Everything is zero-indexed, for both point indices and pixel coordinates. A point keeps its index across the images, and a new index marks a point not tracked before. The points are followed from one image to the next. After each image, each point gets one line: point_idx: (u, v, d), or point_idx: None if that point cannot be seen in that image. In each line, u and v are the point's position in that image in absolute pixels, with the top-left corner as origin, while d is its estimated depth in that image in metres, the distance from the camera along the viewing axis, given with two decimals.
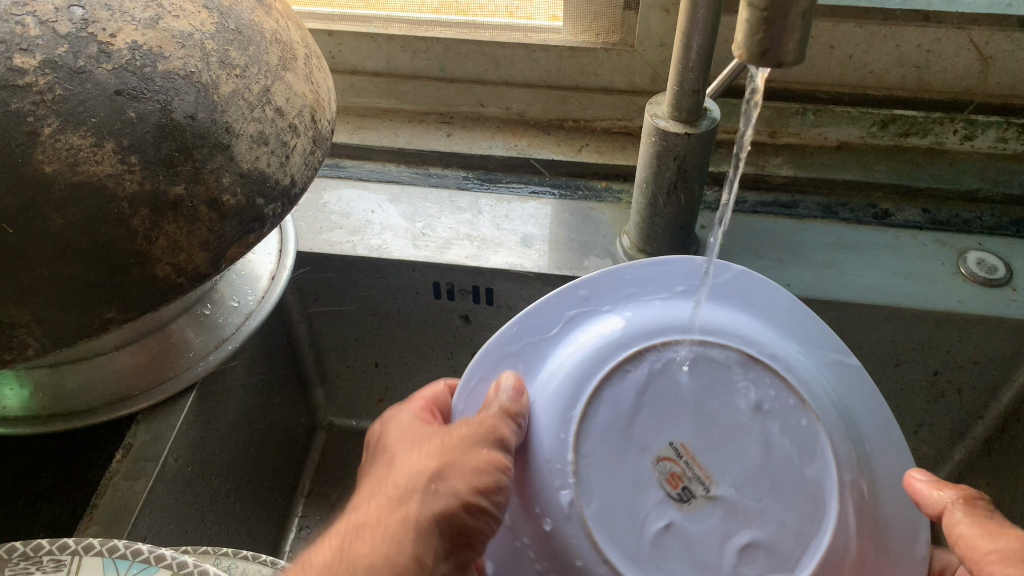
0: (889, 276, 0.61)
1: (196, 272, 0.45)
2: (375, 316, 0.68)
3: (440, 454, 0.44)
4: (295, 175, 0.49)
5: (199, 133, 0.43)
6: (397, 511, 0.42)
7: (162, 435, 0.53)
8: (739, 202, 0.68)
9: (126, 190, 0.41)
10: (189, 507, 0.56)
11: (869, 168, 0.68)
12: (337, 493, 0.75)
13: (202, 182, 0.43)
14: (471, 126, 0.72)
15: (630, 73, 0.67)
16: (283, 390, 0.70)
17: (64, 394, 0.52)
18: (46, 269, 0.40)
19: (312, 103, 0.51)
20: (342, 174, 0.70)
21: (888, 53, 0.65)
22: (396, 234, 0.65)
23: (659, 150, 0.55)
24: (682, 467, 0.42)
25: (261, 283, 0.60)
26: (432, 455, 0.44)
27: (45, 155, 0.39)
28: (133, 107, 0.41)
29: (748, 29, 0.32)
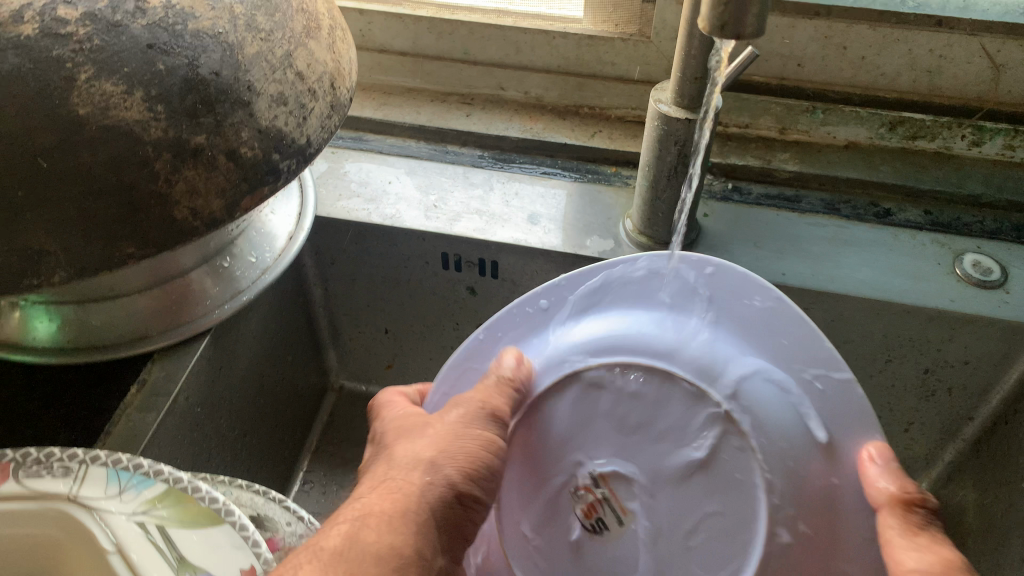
0: (884, 272, 0.63)
1: (212, 218, 0.48)
2: (385, 283, 0.71)
3: (433, 444, 0.46)
4: (311, 137, 0.52)
5: (222, 89, 0.46)
6: (401, 498, 0.44)
7: (176, 374, 0.56)
8: (744, 194, 0.70)
9: (151, 135, 0.44)
10: (196, 446, 0.59)
11: (874, 168, 0.69)
12: (342, 452, 0.79)
13: (223, 134, 0.47)
14: (490, 107, 0.75)
15: (645, 63, 0.70)
16: (295, 348, 0.73)
17: (87, 329, 0.56)
18: (74, 202, 0.44)
19: (332, 71, 0.54)
20: (364, 147, 0.74)
21: (900, 56, 0.66)
22: (410, 205, 0.68)
23: (661, 134, 0.57)
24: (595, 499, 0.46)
25: (279, 242, 0.64)
26: (425, 446, 0.46)
27: (80, 99, 0.43)
28: (163, 60, 0.44)
29: (711, 4, 0.35)
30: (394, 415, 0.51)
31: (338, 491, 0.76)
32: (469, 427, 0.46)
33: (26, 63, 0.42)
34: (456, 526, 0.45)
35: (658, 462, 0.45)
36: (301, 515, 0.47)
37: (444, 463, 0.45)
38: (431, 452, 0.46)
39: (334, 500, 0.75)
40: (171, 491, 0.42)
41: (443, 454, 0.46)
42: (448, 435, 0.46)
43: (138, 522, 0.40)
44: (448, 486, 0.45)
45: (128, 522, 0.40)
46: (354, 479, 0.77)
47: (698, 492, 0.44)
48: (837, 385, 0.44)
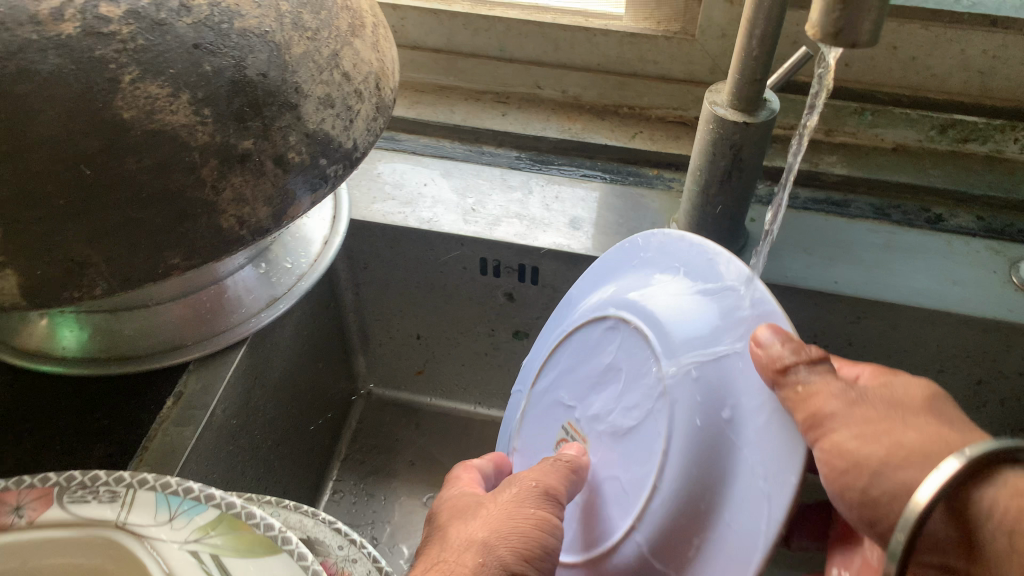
0: (939, 280, 0.61)
1: (259, 227, 0.46)
2: (420, 287, 0.69)
3: (487, 526, 0.43)
4: (358, 140, 0.50)
5: (269, 91, 0.44)
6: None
7: (212, 385, 0.54)
8: (791, 197, 0.68)
9: (198, 140, 0.42)
10: (231, 459, 0.57)
11: (924, 171, 0.67)
12: (372, 460, 0.77)
13: (270, 139, 0.45)
14: (526, 107, 0.73)
15: (689, 62, 0.67)
16: (326, 355, 0.71)
17: (119, 339, 0.54)
18: (119, 211, 0.41)
19: (377, 71, 0.52)
20: (397, 147, 0.72)
21: (951, 57, 0.64)
22: (447, 209, 0.65)
23: (715, 137, 0.55)
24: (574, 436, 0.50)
25: (314, 247, 0.62)
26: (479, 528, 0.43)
27: (125, 102, 0.40)
28: (209, 61, 0.42)
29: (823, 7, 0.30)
30: (447, 497, 0.48)
31: (369, 501, 0.74)
32: (525, 507, 0.44)
33: (67, 64, 0.39)
34: None
35: (598, 390, 0.49)
36: (354, 538, 0.45)
37: (502, 544, 0.42)
38: (486, 533, 0.43)
39: (366, 510, 0.73)
40: (224, 517, 0.40)
41: (498, 534, 0.43)
42: (504, 519, 0.44)
43: (192, 550, 0.38)
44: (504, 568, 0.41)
45: (181, 551, 0.38)
46: (385, 488, 0.75)
47: (625, 395, 0.46)
48: (697, 247, 0.45)
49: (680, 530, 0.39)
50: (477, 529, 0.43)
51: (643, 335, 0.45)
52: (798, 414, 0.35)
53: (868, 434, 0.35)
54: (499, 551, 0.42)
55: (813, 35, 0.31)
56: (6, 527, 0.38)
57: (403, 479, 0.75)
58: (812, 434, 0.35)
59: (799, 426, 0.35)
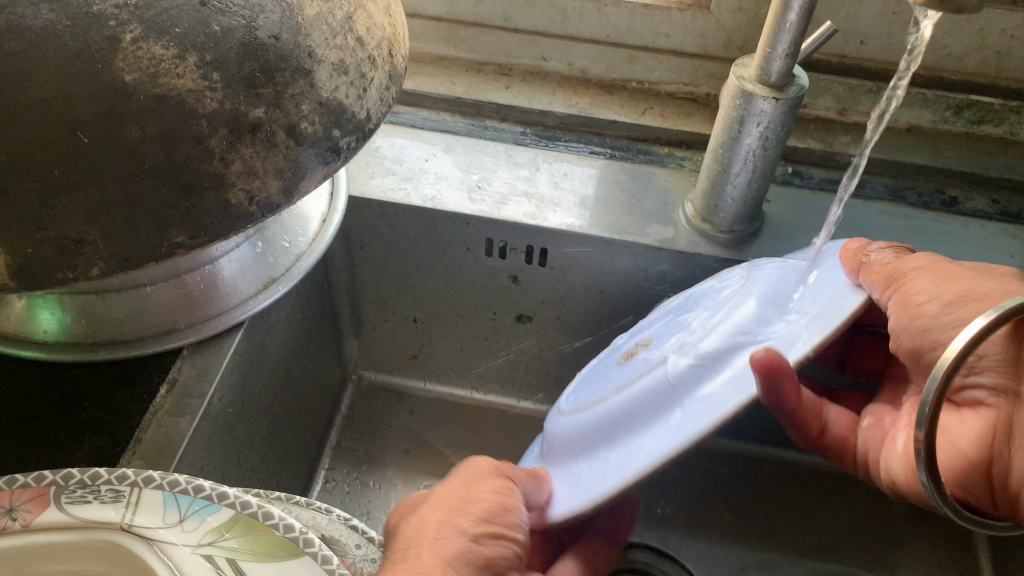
0: (957, 264, 0.59)
1: (269, 203, 0.42)
2: (420, 268, 0.66)
3: (440, 509, 0.43)
4: (371, 111, 0.46)
5: (282, 55, 0.41)
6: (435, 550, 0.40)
7: (209, 372, 0.51)
8: (804, 177, 0.66)
9: (206, 107, 0.38)
10: (227, 449, 0.54)
11: (938, 153, 0.66)
12: (365, 448, 0.74)
13: (282, 107, 0.41)
14: (531, 80, 0.70)
15: (703, 36, 0.65)
16: (320, 338, 0.68)
17: (108, 322, 0.50)
18: (118, 183, 0.37)
19: (390, 36, 0.48)
20: (395, 120, 0.68)
21: (969, 36, 0.63)
22: (452, 185, 0.62)
23: (741, 114, 0.53)
24: (637, 351, 0.55)
25: (312, 225, 0.58)
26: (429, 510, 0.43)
27: (126, 63, 0.36)
28: (218, 20, 0.39)
29: None
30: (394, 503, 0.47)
31: (363, 490, 0.71)
32: (471, 484, 0.45)
33: (63, 20, 0.36)
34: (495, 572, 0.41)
35: (680, 316, 0.54)
36: (371, 536, 0.43)
37: (456, 521, 0.42)
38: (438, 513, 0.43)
39: (359, 499, 0.70)
40: (239, 519, 0.37)
41: (453, 511, 0.43)
42: (455, 497, 0.44)
43: (206, 554, 0.35)
44: (466, 535, 0.41)
45: (194, 556, 0.35)
46: (379, 476, 0.72)
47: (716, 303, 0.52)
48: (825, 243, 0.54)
49: (722, 356, 0.45)
50: (428, 515, 0.43)
51: (757, 273, 0.52)
52: (880, 275, 0.46)
53: (957, 290, 0.44)
54: (463, 524, 0.42)
55: (912, 1, 0.30)
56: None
57: (397, 467, 0.72)
58: (893, 285, 0.45)
59: (881, 284, 0.46)
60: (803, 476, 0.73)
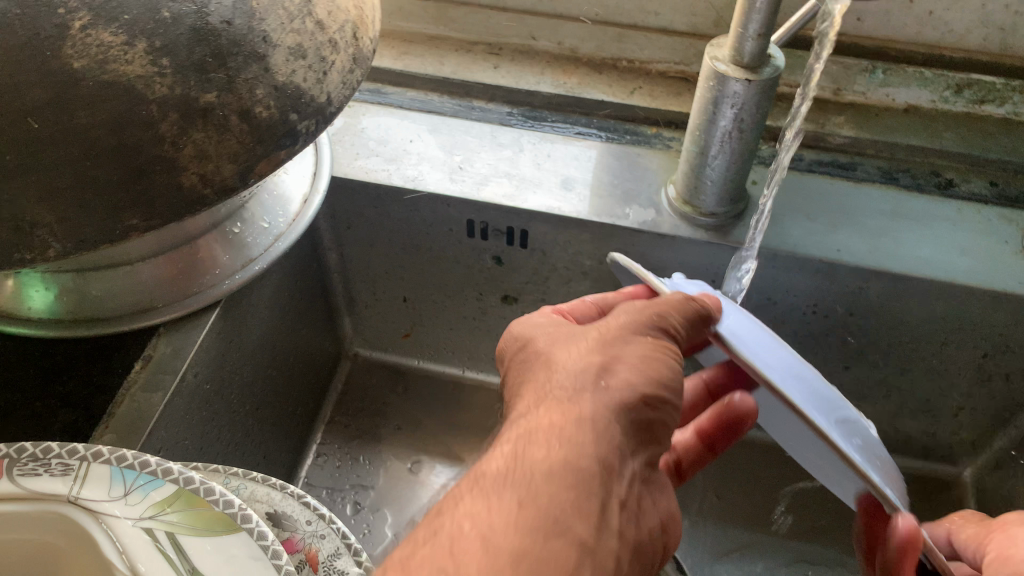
0: (946, 249, 0.58)
1: (224, 185, 0.43)
2: (406, 249, 0.67)
3: (636, 359, 0.40)
4: (333, 94, 0.47)
5: (234, 40, 0.41)
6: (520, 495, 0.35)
7: (184, 349, 0.52)
8: (795, 160, 0.65)
9: (155, 93, 0.39)
10: (205, 424, 0.55)
11: (938, 134, 0.64)
12: (357, 423, 0.75)
13: (235, 92, 0.41)
14: (520, 59, 0.70)
15: (692, 14, 0.64)
16: (310, 316, 0.69)
17: (88, 300, 0.52)
18: (69, 168, 0.39)
19: (355, 19, 0.48)
20: (383, 100, 0.68)
21: (971, 12, 0.60)
22: (434, 166, 0.63)
23: (717, 95, 0.52)
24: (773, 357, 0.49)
25: (292, 206, 0.59)
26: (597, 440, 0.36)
27: (75, 50, 0.37)
28: (167, 6, 0.39)
29: None
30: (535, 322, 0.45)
31: (353, 465, 0.72)
32: (637, 329, 0.42)
33: (14, 8, 0.37)
34: (647, 430, 0.39)
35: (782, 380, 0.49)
36: (323, 512, 0.43)
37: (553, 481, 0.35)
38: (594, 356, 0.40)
39: (349, 474, 0.72)
40: (182, 493, 0.38)
41: (616, 358, 0.40)
42: (651, 358, 0.40)
43: (146, 527, 0.36)
44: (633, 389, 0.38)
45: (134, 529, 0.36)
46: (369, 452, 0.73)
47: None
48: None
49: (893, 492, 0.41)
50: (579, 350, 0.41)
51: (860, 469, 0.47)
52: None
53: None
54: (624, 375, 0.39)
55: None
56: None
57: (386, 442, 0.74)
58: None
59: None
60: (794, 461, 0.72)
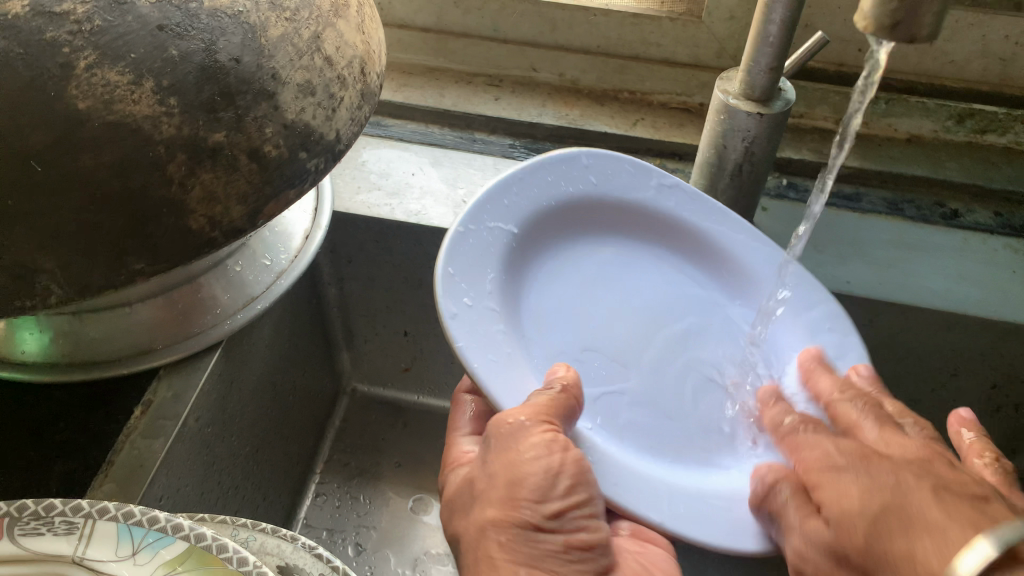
0: (956, 280, 0.57)
1: (232, 227, 0.42)
2: (408, 283, 0.65)
3: (496, 502, 0.43)
4: (341, 131, 0.46)
5: (244, 78, 0.40)
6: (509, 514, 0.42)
7: (184, 393, 0.51)
8: (800, 191, 0.64)
9: (163, 134, 0.38)
10: (206, 469, 0.53)
11: (941, 164, 0.64)
12: (356, 462, 0.73)
13: (244, 131, 0.40)
14: (521, 91, 0.69)
15: (695, 45, 0.64)
16: (309, 352, 0.67)
17: (85, 342, 0.50)
18: (74, 213, 0.37)
19: (363, 54, 0.47)
20: (383, 133, 0.68)
21: (973, 43, 0.61)
22: (437, 201, 0.61)
23: (726, 129, 0.51)
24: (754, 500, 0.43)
25: (294, 242, 0.57)
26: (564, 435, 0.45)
27: (80, 91, 0.36)
28: (176, 44, 0.38)
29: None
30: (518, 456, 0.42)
31: (353, 504, 0.70)
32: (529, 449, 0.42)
33: (14, 47, 0.35)
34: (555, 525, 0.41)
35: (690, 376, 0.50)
36: (335, 565, 0.42)
37: (514, 510, 0.42)
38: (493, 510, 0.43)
39: (350, 514, 0.70)
40: (193, 551, 0.36)
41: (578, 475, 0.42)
42: (506, 475, 0.43)
43: None
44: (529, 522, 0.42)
45: None
46: (369, 491, 0.71)
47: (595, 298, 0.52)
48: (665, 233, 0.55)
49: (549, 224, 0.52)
50: (483, 514, 0.43)
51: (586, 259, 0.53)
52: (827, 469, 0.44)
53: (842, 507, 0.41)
54: (519, 515, 0.42)
55: (864, 28, 0.31)
56: None
57: (387, 480, 0.72)
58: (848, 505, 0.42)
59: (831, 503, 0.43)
60: None
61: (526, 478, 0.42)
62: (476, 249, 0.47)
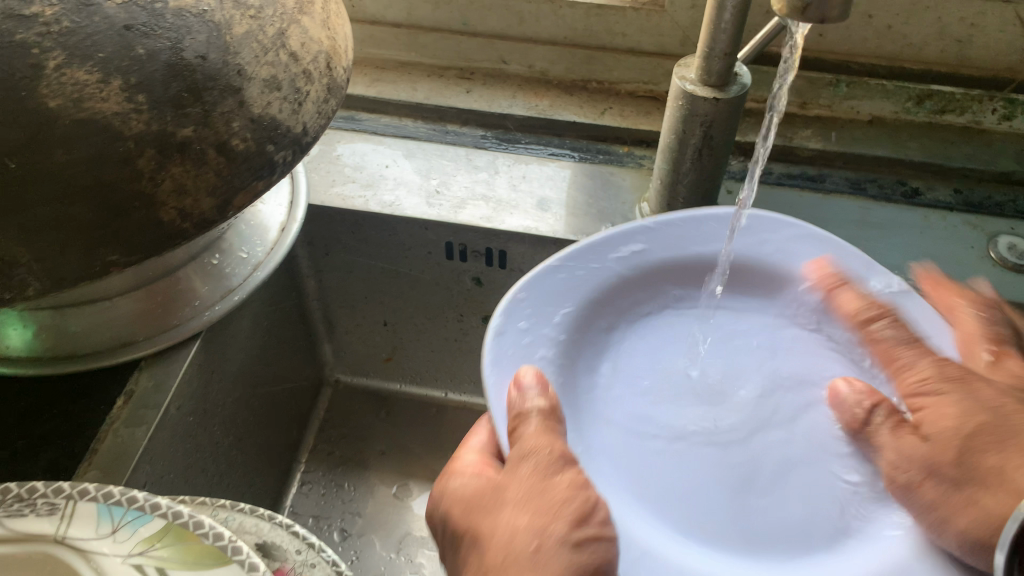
0: (915, 256, 0.59)
1: (202, 219, 0.43)
2: (385, 274, 0.67)
3: (525, 510, 0.38)
4: (308, 124, 0.47)
5: (209, 75, 0.41)
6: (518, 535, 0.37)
7: (165, 383, 0.52)
8: (765, 173, 0.66)
9: (132, 129, 0.39)
10: (189, 457, 0.55)
11: (902, 144, 0.66)
12: (340, 450, 0.75)
13: (211, 126, 0.42)
14: (492, 83, 0.71)
15: (659, 34, 0.65)
16: (291, 343, 0.69)
17: (68, 336, 0.52)
18: (48, 208, 0.39)
19: (328, 50, 0.49)
20: (357, 127, 0.69)
21: (929, 25, 0.62)
22: (411, 191, 0.63)
23: (686, 114, 0.53)
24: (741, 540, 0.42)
25: (270, 235, 0.59)
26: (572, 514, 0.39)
27: (50, 90, 0.37)
28: (142, 43, 0.39)
29: None
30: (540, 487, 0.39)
31: (338, 491, 0.72)
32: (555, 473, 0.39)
33: None
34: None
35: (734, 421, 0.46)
36: (312, 542, 0.43)
37: (552, 521, 0.37)
38: (523, 517, 0.38)
39: (335, 500, 0.71)
40: (170, 528, 0.38)
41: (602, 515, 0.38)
42: (534, 496, 0.39)
43: (138, 565, 0.36)
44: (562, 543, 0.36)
45: (125, 566, 0.36)
46: (354, 479, 0.73)
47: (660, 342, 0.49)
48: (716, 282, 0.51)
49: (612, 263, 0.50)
50: (514, 520, 0.38)
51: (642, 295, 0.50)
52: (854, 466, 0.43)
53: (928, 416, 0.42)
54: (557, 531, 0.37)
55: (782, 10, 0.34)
56: None
57: (372, 467, 0.73)
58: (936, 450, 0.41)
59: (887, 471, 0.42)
60: None
61: (558, 505, 0.38)
62: (586, 324, 0.48)
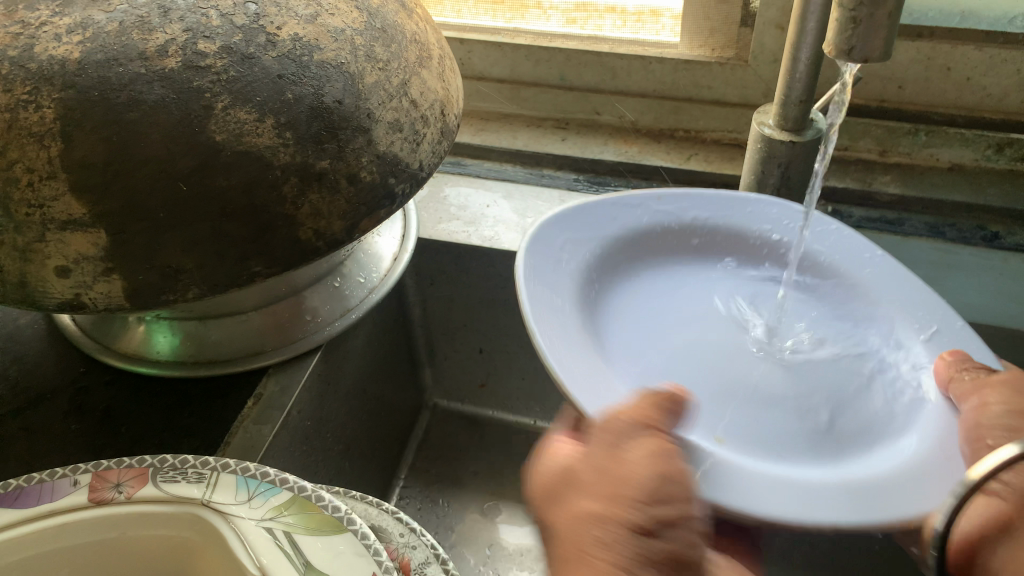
0: (994, 296, 0.61)
1: (333, 239, 0.51)
2: (483, 304, 0.73)
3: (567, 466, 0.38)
4: (423, 161, 0.54)
5: (344, 116, 0.49)
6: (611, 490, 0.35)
7: (289, 388, 0.59)
8: (845, 217, 0.69)
9: (280, 160, 0.47)
10: (306, 458, 0.62)
11: (981, 190, 0.68)
12: (437, 469, 0.80)
13: (344, 160, 0.49)
14: (586, 132, 0.77)
15: (743, 87, 0.70)
16: (396, 365, 0.75)
17: (207, 343, 0.59)
18: (211, 224, 0.47)
19: (442, 99, 0.56)
20: (462, 171, 0.76)
21: (1008, 77, 0.65)
22: (508, 228, 0.69)
23: (764, 155, 0.57)
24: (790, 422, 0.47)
25: (383, 263, 0.66)
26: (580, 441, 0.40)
27: (217, 126, 0.45)
28: (292, 90, 0.47)
29: (837, 28, 0.40)
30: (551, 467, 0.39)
31: (434, 507, 0.77)
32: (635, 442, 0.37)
33: (170, 94, 0.44)
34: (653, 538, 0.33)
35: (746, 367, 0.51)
36: (414, 527, 0.48)
37: (619, 505, 0.34)
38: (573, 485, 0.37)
39: (431, 515, 0.77)
40: (296, 499, 0.43)
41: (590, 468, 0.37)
42: (609, 437, 0.38)
43: (268, 527, 0.42)
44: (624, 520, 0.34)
45: (257, 527, 0.42)
46: (449, 495, 0.78)
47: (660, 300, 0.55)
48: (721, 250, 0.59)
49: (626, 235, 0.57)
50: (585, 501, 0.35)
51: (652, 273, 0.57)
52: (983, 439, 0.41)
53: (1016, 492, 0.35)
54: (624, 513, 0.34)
55: (831, 51, 0.41)
56: (107, 501, 0.43)
57: (465, 487, 0.78)
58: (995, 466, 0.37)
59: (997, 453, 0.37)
60: None
61: (635, 478, 0.35)
62: (648, 277, 0.57)
